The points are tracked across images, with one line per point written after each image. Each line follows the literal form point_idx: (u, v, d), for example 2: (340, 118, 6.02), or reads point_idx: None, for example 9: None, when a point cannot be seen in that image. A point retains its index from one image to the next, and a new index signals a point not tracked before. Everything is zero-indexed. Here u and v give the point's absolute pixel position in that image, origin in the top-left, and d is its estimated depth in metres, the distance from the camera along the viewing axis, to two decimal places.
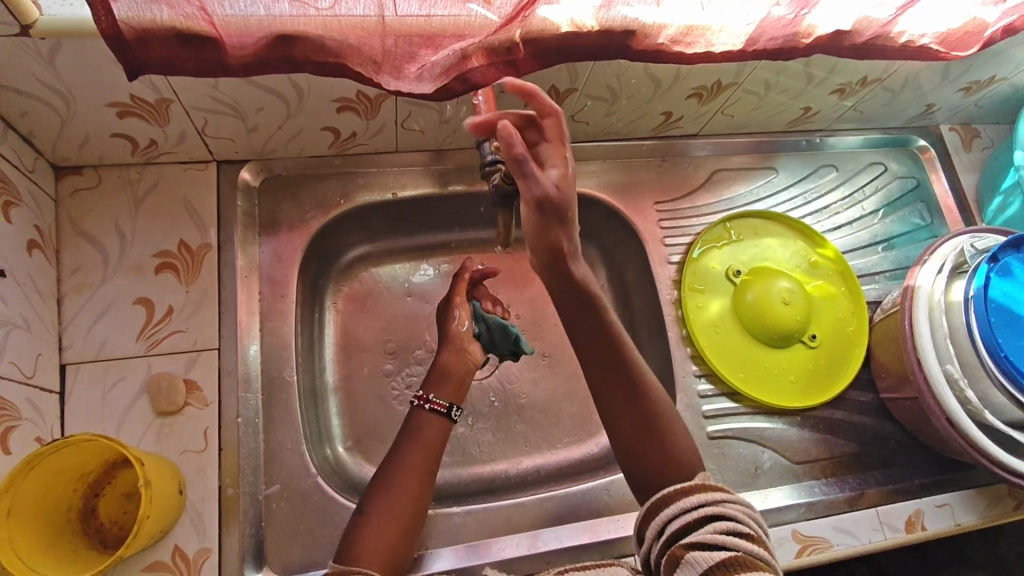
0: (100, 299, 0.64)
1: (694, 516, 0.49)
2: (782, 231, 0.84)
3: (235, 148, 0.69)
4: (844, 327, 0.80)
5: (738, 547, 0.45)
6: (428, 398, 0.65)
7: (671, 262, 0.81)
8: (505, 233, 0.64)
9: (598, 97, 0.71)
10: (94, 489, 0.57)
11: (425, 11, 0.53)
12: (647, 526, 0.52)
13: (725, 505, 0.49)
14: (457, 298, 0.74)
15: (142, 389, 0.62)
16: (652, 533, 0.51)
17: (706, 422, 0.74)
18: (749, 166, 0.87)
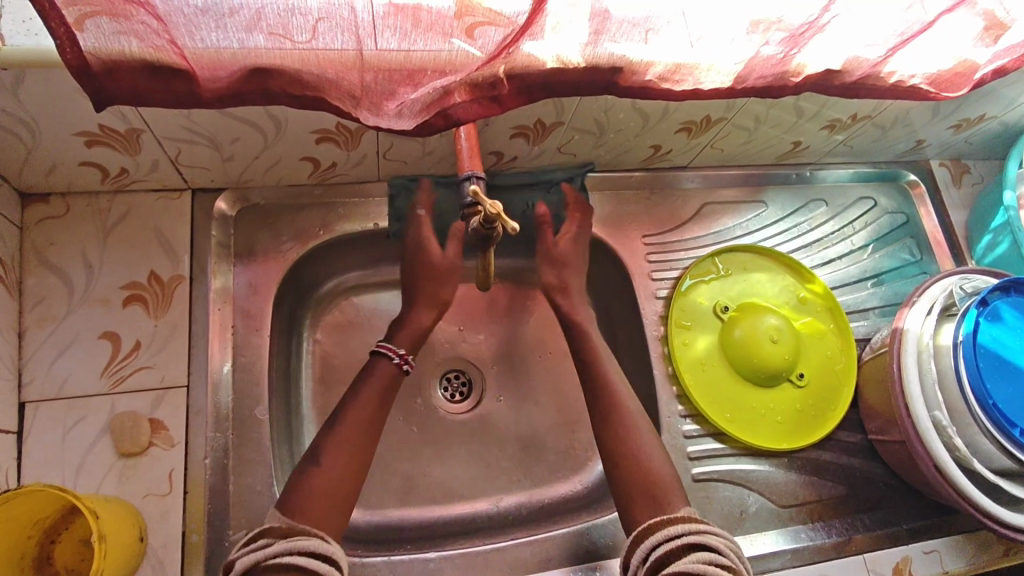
0: (64, 333, 0.62)
1: (676, 544, 0.53)
2: (770, 265, 0.82)
3: (210, 176, 0.67)
4: (832, 366, 0.79)
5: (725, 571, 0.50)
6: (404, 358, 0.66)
7: (658, 297, 0.79)
8: (488, 275, 0.62)
9: (585, 130, 0.70)
10: (50, 535, 0.55)
11: (405, 46, 0.52)
12: (632, 554, 0.55)
13: (705, 535, 0.53)
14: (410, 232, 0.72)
15: (104, 429, 0.59)
16: (637, 558, 0.54)
17: (691, 464, 0.72)
18: (738, 199, 0.86)
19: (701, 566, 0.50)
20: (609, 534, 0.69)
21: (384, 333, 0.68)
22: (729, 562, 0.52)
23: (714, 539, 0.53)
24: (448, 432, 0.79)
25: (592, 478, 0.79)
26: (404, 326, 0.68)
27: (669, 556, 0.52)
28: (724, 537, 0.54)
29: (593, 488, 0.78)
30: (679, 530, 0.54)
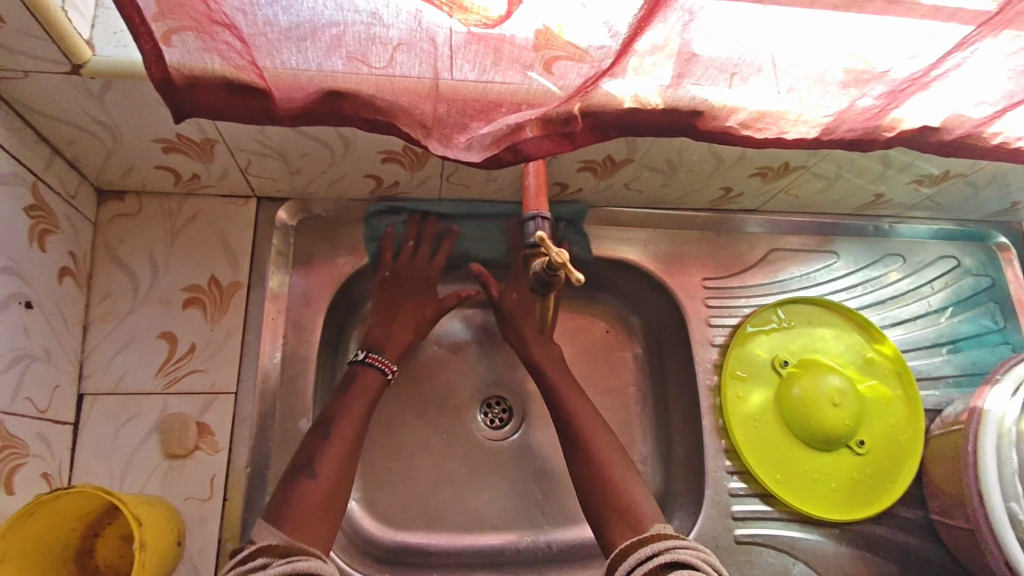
0: (125, 330, 0.63)
1: (648, 567, 0.50)
2: (838, 320, 0.78)
3: (276, 187, 0.68)
4: (896, 435, 0.74)
5: None
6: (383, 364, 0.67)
7: (715, 344, 0.76)
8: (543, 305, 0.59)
9: (655, 168, 0.68)
10: (94, 529, 0.56)
11: (484, 79, 0.51)
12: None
13: (677, 553, 0.50)
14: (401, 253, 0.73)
15: (154, 428, 0.61)
16: None
17: (735, 525, 0.69)
18: (808, 248, 0.82)
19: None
20: None
21: (369, 343, 0.68)
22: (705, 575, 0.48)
23: (683, 553, 0.51)
24: (484, 459, 0.78)
25: None
26: (393, 338, 0.69)
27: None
28: (695, 548, 0.51)
29: None
30: (649, 551, 0.52)
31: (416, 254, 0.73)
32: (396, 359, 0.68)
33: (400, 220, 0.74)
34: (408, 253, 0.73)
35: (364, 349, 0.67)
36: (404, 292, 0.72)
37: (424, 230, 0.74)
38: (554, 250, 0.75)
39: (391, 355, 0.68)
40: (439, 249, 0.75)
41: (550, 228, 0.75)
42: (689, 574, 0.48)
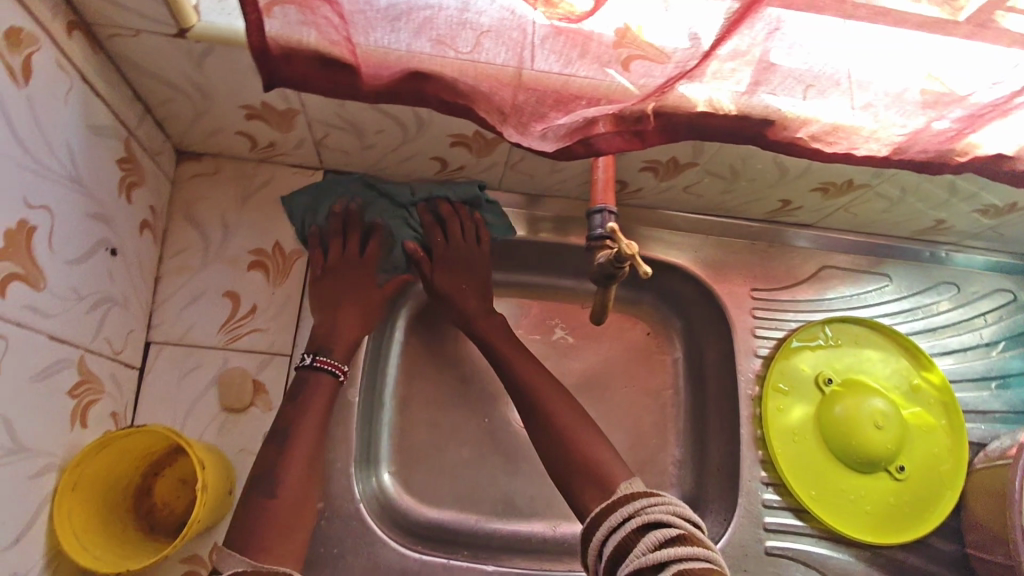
0: (194, 285, 0.66)
1: (626, 531, 0.51)
2: (887, 344, 0.77)
3: (345, 160, 0.70)
4: (937, 465, 0.73)
5: (677, 554, 0.47)
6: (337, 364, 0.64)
7: (758, 354, 0.76)
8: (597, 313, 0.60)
9: (717, 174, 0.68)
10: (154, 469, 0.59)
11: (566, 71, 0.52)
12: (587, 552, 0.54)
13: (649, 517, 0.51)
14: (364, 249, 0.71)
15: (214, 381, 0.64)
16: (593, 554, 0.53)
17: (765, 536, 0.69)
18: (860, 268, 0.81)
19: (651, 549, 0.48)
20: None
21: (316, 344, 0.64)
22: (680, 530, 0.50)
23: (654, 512, 0.51)
24: (519, 446, 0.80)
25: None
26: (337, 339, 0.65)
27: (623, 545, 0.51)
28: (664, 502, 0.52)
29: None
30: (621, 517, 0.52)
31: (351, 247, 0.70)
32: (345, 357, 0.65)
33: (326, 208, 0.70)
34: (339, 248, 0.69)
35: (310, 354, 0.63)
36: (346, 283, 0.68)
37: (350, 224, 0.71)
38: (466, 216, 0.73)
39: (340, 354, 0.64)
40: (367, 245, 0.71)
41: (445, 203, 0.73)
42: (666, 534, 0.49)
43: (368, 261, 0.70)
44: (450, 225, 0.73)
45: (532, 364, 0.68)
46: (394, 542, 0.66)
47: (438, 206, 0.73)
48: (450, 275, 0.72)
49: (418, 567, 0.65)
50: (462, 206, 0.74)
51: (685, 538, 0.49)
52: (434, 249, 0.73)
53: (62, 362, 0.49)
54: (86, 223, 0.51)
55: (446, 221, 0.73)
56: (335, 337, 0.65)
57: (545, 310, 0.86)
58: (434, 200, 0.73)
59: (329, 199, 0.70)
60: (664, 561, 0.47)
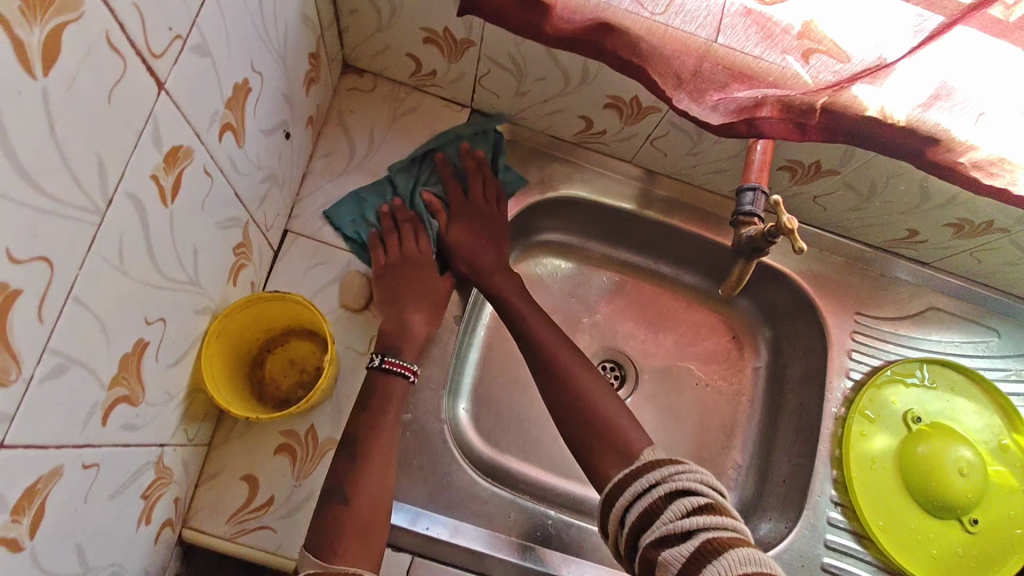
0: (335, 187, 0.70)
1: (652, 498, 0.48)
2: (982, 397, 0.76)
3: (495, 103, 0.73)
4: (1013, 528, 0.71)
5: (708, 530, 0.45)
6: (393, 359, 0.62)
7: (849, 377, 0.75)
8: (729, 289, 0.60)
9: (854, 187, 0.68)
10: (268, 345, 0.63)
11: (756, 51, 0.53)
12: (606, 521, 0.52)
13: (673, 479, 0.49)
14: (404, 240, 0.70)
15: (337, 278, 0.67)
16: (614, 523, 0.50)
17: (823, 551, 0.69)
18: (968, 317, 0.79)
19: (681, 519, 0.46)
20: None
21: (384, 345, 0.63)
22: (707, 499, 0.47)
23: (683, 480, 0.49)
24: None
25: None
26: (405, 341, 0.64)
27: (646, 510, 0.48)
28: (692, 470, 0.49)
29: None
30: (647, 481, 0.50)
31: (405, 242, 0.70)
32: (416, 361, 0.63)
33: (372, 208, 0.70)
34: (393, 242, 0.69)
35: (379, 355, 0.62)
36: (406, 274, 0.68)
37: (398, 217, 0.71)
38: (487, 173, 0.74)
39: (409, 357, 0.63)
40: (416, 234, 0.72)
41: (466, 150, 0.74)
42: (695, 502, 0.47)
43: (426, 254, 0.70)
44: (470, 177, 0.74)
45: (578, 360, 0.64)
46: (466, 467, 0.68)
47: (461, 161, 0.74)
48: (476, 230, 0.72)
49: (483, 496, 0.68)
50: (485, 159, 0.75)
51: (716, 509, 0.47)
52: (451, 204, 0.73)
53: (236, 221, 0.53)
54: (279, 101, 0.55)
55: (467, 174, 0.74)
56: (406, 332, 0.64)
57: (637, 291, 0.88)
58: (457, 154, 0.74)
59: (370, 198, 0.70)
60: (692, 529, 0.45)
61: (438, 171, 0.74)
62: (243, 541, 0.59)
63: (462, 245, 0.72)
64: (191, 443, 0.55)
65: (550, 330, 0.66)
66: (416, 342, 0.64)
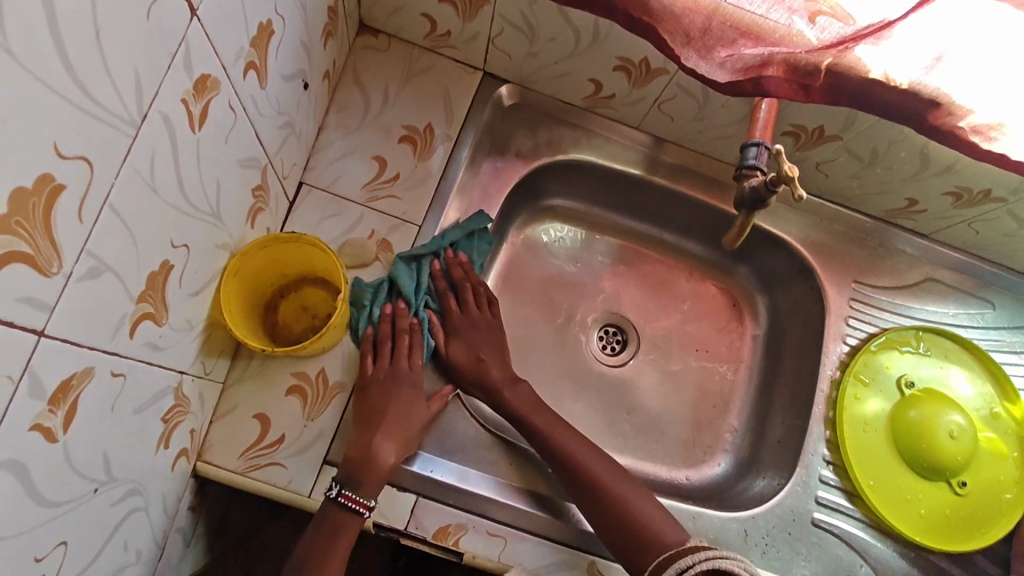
0: (349, 143, 0.72)
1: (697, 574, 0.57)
2: (975, 365, 0.78)
3: (507, 65, 0.75)
4: (1001, 492, 0.73)
5: None
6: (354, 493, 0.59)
7: (845, 342, 0.77)
8: (734, 238, 0.62)
9: (856, 154, 0.70)
10: (281, 292, 0.65)
11: (765, 10, 0.55)
12: None
13: (716, 561, 0.58)
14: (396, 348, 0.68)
15: (349, 230, 0.69)
16: None
17: (814, 507, 0.71)
18: (964, 289, 0.81)
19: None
20: (714, 528, 0.68)
21: (364, 420, 0.61)
22: None
23: (723, 561, 0.58)
24: (591, 373, 0.84)
25: (701, 478, 0.80)
26: (370, 472, 0.60)
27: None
28: (734, 557, 0.58)
29: (701, 486, 0.79)
30: (690, 560, 0.58)
31: (398, 355, 0.68)
32: (375, 494, 0.59)
33: (377, 307, 0.68)
34: (386, 353, 0.67)
35: (336, 486, 0.59)
36: (397, 394, 0.65)
37: (398, 324, 0.69)
38: (475, 280, 0.76)
39: (370, 491, 0.59)
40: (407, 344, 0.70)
41: (453, 257, 0.74)
42: None
43: (417, 372, 0.69)
44: (465, 291, 0.75)
45: (611, 470, 0.67)
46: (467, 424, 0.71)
47: (453, 270, 0.74)
48: (470, 346, 0.73)
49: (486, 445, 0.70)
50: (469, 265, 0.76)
51: None
52: (450, 320, 0.74)
53: (256, 162, 0.55)
54: (298, 49, 0.57)
55: (460, 284, 0.75)
56: (370, 461, 0.60)
57: (640, 259, 0.90)
58: (447, 260, 0.74)
59: (379, 294, 0.68)
60: None
61: (436, 284, 0.74)
62: (254, 476, 0.61)
63: (463, 365, 0.72)
64: (207, 377, 0.57)
65: (580, 441, 0.69)
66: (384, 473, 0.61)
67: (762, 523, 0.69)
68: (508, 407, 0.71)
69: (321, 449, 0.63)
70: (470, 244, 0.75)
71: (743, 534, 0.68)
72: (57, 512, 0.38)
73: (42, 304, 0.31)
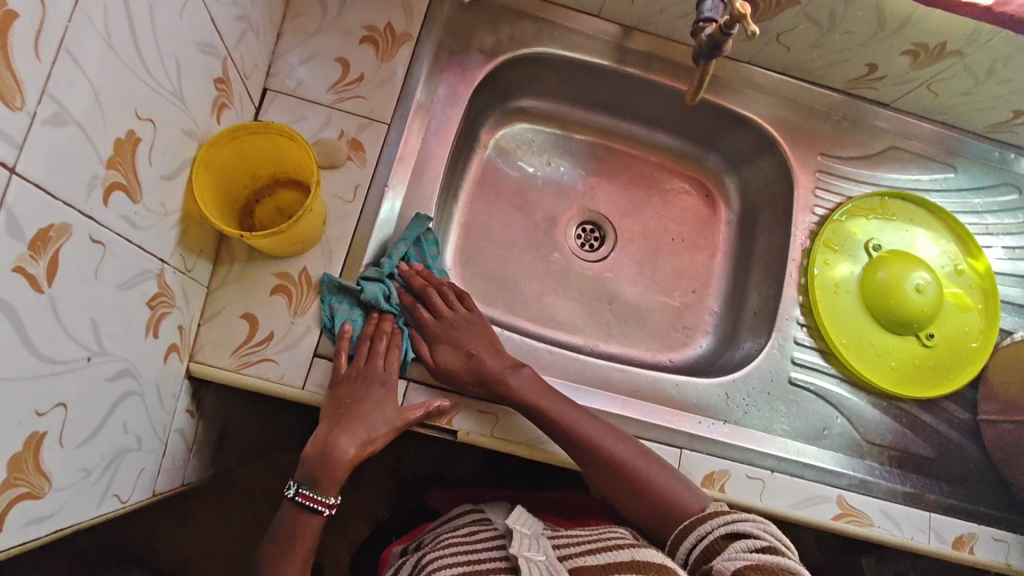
0: (310, 46, 0.71)
1: (715, 538, 0.55)
2: (939, 227, 0.80)
3: None
4: (966, 342, 0.76)
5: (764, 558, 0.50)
6: (305, 491, 0.61)
7: (814, 212, 0.79)
8: (692, 95, 0.62)
9: (815, 19, 0.71)
10: (257, 196, 0.66)
11: None
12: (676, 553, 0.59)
13: (738, 524, 0.54)
14: (370, 351, 0.65)
15: (318, 132, 0.69)
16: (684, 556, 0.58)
17: (791, 367, 0.74)
18: (930, 155, 0.83)
19: (743, 552, 0.51)
20: (698, 393, 0.71)
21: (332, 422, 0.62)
22: (767, 541, 0.52)
23: (744, 525, 0.54)
24: (571, 268, 0.86)
25: (684, 358, 0.83)
26: (325, 469, 0.61)
27: (709, 550, 0.55)
28: (754, 519, 0.55)
29: (684, 365, 0.82)
30: (711, 526, 0.56)
31: (375, 355, 0.65)
32: (332, 490, 0.62)
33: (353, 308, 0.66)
34: (363, 352, 0.65)
35: (295, 485, 0.62)
36: (366, 393, 0.63)
37: (371, 328, 0.67)
38: (438, 282, 0.72)
39: (328, 490, 0.62)
40: (382, 346, 0.66)
41: (409, 268, 0.71)
42: (755, 543, 0.51)
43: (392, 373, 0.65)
44: (431, 295, 0.70)
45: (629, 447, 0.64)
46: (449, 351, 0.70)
47: (414, 279, 0.71)
48: (452, 352, 0.67)
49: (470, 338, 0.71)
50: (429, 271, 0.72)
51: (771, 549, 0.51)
52: (426, 329, 0.69)
53: (213, 50, 0.54)
54: None
55: (424, 289, 0.70)
56: (327, 455, 0.61)
57: (612, 156, 0.91)
58: (403, 274, 0.71)
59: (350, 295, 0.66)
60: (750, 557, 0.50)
61: (402, 300, 0.70)
62: (246, 373, 0.62)
63: (451, 372, 0.66)
64: (188, 274, 0.58)
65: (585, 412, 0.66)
66: (335, 464, 0.61)
67: (742, 385, 0.72)
68: (513, 399, 0.65)
69: (309, 344, 0.64)
70: (421, 252, 0.73)
71: (725, 397, 0.71)
72: (54, 370, 0.39)
73: (8, 137, 0.32)
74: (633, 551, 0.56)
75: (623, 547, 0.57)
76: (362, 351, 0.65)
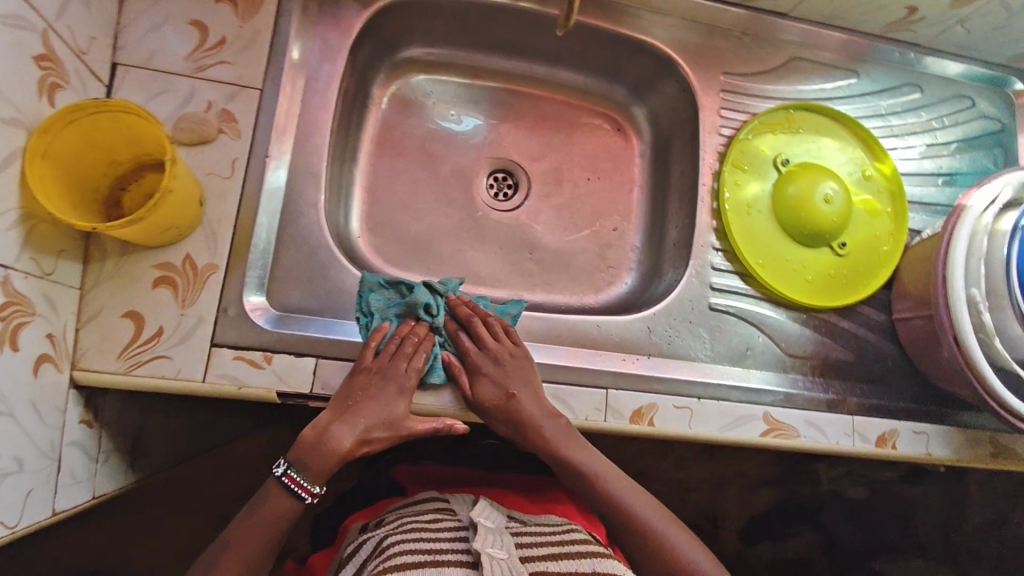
0: (158, 11, 0.65)
1: None
2: (845, 135, 0.80)
3: None
4: (879, 246, 0.77)
5: None
6: (297, 477, 0.61)
7: (721, 133, 0.78)
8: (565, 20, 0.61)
9: None
10: (121, 183, 0.60)
11: None
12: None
13: None
14: (398, 351, 0.64)
15: (182, 106, 0.63)
16: None
17: (710, 293, 0.74)
18: (832, 63, 0.82)
19: None
20: (620, 331, 0.70)
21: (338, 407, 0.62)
22: None
23: None
24: (485, 221, 0.83)
25: (610, 297, 0.82)
26: (318, 454, 0.61)
27: None
28: None
29: (610, 304, 0.81)
30: None
31: (400, 355, 0.64)
32: (320, 479, 0.61)
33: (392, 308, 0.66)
34: (390, 348, 0.64)
35: (285, 465, 0.61)
36: (381, 390, 0.62)
37: (401, 333, 0.66)
38: (487, 314, 0.69)
39: (316, 478, 0.61)
40: (405, 353, 0.64)
41: (456, 299, 0.70)
42: None
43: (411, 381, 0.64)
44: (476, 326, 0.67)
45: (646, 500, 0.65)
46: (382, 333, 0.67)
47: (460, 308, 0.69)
48: (486, 387, 0.65)
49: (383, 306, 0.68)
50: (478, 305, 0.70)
51: None
52: (466, 358, 0.67)
53: (22, 22, 0.48)
54: None
55: (467, 318, 0.68)
56: (324, 443, 0.61)
57: (516, 100, 0.87)
58: (451, 304, 0.70)
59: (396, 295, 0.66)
60: None
61: (445, 325, 0.69)
62: (139, 373, 0.58)
63: (485, 404, 0.65)
64: (48, 279, 0.53)
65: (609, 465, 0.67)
66: (333, 453, 0.61)
67: (662, 318, 0.72)
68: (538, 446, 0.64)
69: (204, 334, 0.60)
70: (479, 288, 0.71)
71: (647, 331, 0.71)
72: None
73: None
74: (593, 562, 0.59)
75: (585, 558, 0.60)
76: (392, 352, 0.64)
